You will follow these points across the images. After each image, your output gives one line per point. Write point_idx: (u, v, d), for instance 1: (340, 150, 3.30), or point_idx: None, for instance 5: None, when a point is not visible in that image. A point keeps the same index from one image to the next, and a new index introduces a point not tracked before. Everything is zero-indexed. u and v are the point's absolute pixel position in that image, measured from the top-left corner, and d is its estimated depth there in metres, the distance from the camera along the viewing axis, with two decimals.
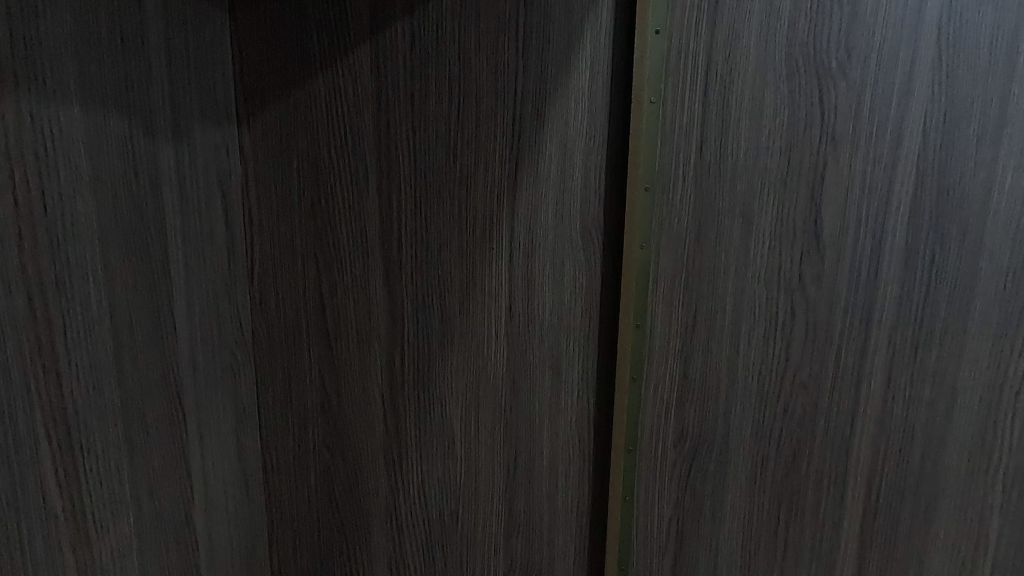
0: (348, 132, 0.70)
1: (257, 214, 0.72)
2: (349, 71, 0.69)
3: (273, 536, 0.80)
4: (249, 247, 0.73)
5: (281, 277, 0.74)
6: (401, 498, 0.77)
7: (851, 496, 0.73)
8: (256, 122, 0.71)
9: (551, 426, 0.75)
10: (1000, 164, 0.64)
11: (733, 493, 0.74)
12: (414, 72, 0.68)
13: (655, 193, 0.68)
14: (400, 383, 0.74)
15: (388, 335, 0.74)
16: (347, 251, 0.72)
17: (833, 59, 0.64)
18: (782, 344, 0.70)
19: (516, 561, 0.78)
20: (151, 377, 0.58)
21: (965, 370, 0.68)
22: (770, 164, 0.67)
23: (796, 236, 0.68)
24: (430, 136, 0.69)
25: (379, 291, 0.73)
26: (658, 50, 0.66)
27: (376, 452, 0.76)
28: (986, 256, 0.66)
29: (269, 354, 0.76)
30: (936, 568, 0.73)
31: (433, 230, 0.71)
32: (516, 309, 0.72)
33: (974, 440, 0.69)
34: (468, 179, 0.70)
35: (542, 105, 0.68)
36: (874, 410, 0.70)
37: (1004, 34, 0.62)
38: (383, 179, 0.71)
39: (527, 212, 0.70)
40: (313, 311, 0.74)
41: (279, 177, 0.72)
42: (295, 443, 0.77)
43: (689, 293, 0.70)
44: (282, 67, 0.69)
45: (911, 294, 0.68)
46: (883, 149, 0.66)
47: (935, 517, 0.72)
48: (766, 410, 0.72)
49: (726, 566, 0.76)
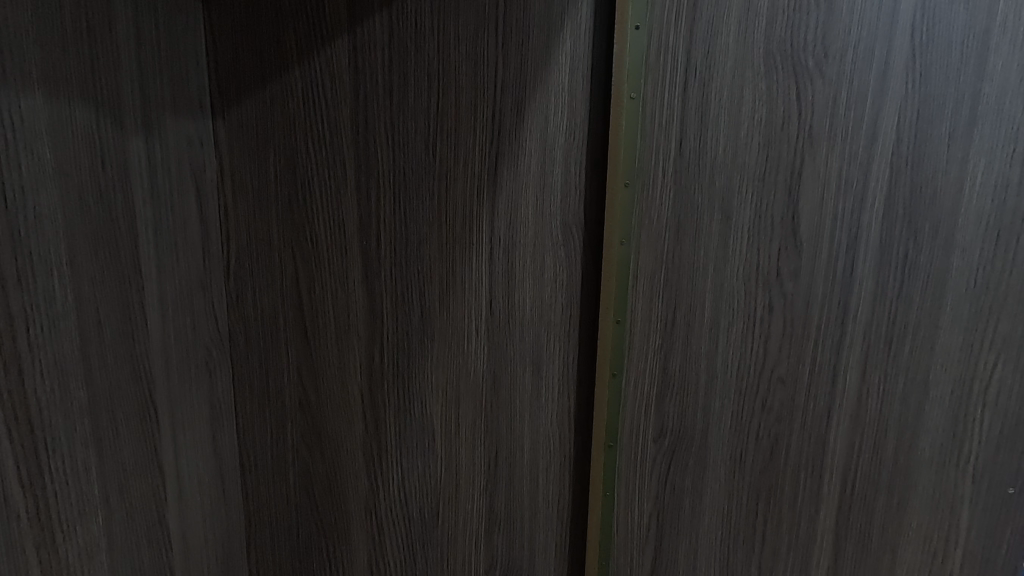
0: (326, 126, 0.69)
1: (233, 209, 0.71)
2: (326, 63, 0.68)
3: (251, 535, 0.79)
4: (225, 242, 0.72)
5: (259, 274, 0.73)
6: (381, 496, 0.76)
7: (827, 488, 0.74)
8: (231, 115, 0.70)
9: (532, 423, 0.75)
10: (971, 162, 0.65)
11: (712, 488, 0.75)
12: (393, 66, 0.68)
13: (635, 190, 0.68)
14: (380, 380, 0.74)
15: (368, 331, 0.73)
16: (325, 246, 0.71)
17: (809, 57, 0.65)
18: (760, 340, 0.71)
19: (497, 558, 0.78)
20: (121, 374, 0.56)
21: (937, 364, 0.69)
22: (748, 161, 0.67)
23: (773, 232, 0.69)
24: (409, 130, 0.69)
25: (358, 287, 0.72)
26: (638, 46, 0.66)
27: (356, 449, 0.75)
28: (958, 252, 0.67)
29: (247, 351, 0.75)
30: (908, 559, 0.74)
31: (413, 225, 0.71)
32: (496, 305, 0.72)
33: (945, 433, 0.71)
34: (448, 174, 0.70)
35: (522, 100, 0.68)
36: (849, 404, 0.72)
37: (975, 33, 0.63)
38: (362, 173, 0.70)
39: (508, 208, 0.70)
40: (291, 307, 0.73)
41: (256, 171, 0.70)
42: (273, 442, 0.76)
43: (669, 289, 0.71)
44: (258, 59, 0.68)
45: (885, 290, 0.69)
46: (859, 146, 0.66)
47: (908, 509, 0.73)
48: (744, 404, 0.72)
49: (704, 560, 0.77)
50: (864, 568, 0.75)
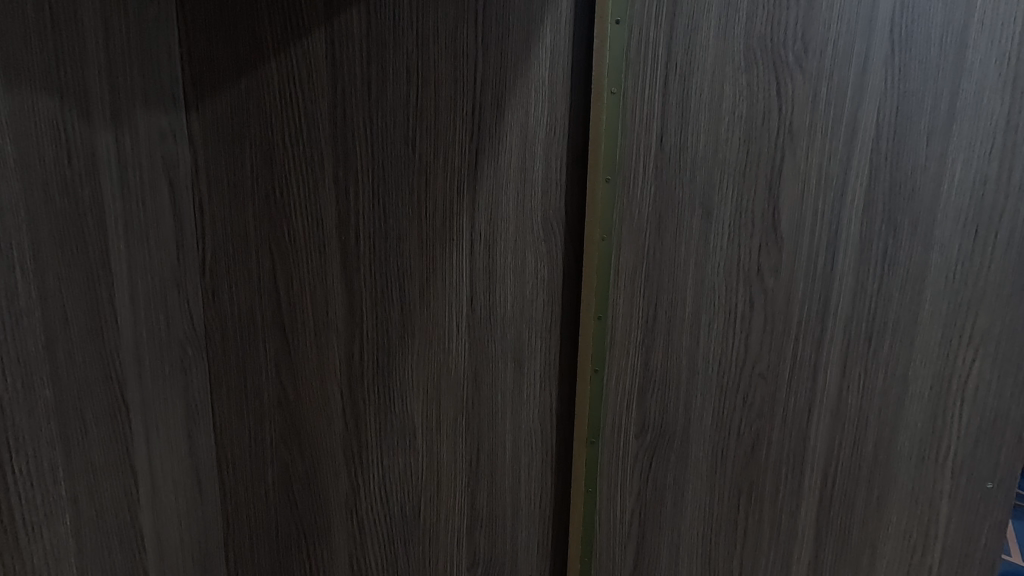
0: (303, 121, 0.68)
1: (209, 204, 0.70)
2: (303, 56, 0.67)
3: (229, 536, 0.78)
4: (201, 238, 0.71)
5: (236, 270, 0.71)
6: (361, 494, 0.76)
7: (808, 484, 0.74)
8: (206, 108, 0.68)
9: (514, 419, 0.74)
10: (949, 159, 0.65)
11: (694, 484, 0.75)
12: (371, 59, 0.67)
13: (616, 185, 0.68)
14: (360, 377, 0.73)
15: (347, 328, 0.72)
16: (303, 242, 0.70)
17: (789, 53, 0.65)
18: (741, 336, 0.71)
19: (480, 556, 0.78)
20: (89, 372, 0.55)
21: (917, 359, 0.69)
22: (728, 156, 0.67)
23: (754, 227, 0.69)
24: (388, 125, 0.68)
25: (337, 283, 0.71)
26: (618, 40, 0.65)
27: (336, 448, 0.75)
28: (937, 248, 0.67)
29: (224, 348, 0.73)
30: (888, 554, 0.75)
31: (392, 221, 0.70)
32: (477, 301, 0.72)
33: (924, 428, 0.71)
34: (428, 169, 0.69)
35: (503, 95, 0.68)
36: (830, 400, 0.72)
37: (954, 29, 0.63)
38: (340, 168, 0.69)
39: (488, 203, 0.70)
40: (269, 304, 0.72)
41: (232, 166, 0.69)
42: (252, 440, 0.75)
43: (650, 284, 0.70)
44: (233, 51, 0.67)
45: (865, 285, 0.69)
46: (838, 141, 0.66)
47: (887, 504, 0.73)
48: (726, 401, 0.72)
49: (686, 555, 0.77)
50: (844, 564, 0.76)
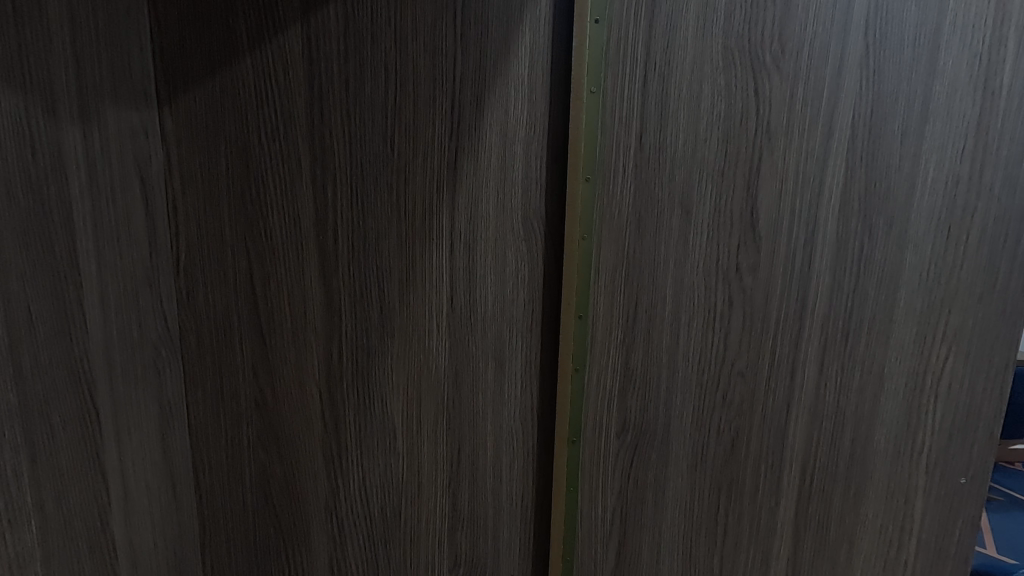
0: (279, 118, 0.67)
1: (183, 202, 0.69)
2: (279, 53, 0.65)
3: (205, 541, 0.76)
4: (174, 237, 0.69)
5: (211, 270, 0.70)
6: (341, 496, 0.75)
7: (787, 481, 0.75)
8: (179, 105, 0.67)
9: (495, 420, 0.74)
10: (924, 157, 0.68)
11: (675, 483, 0.75)
12: (348, 56, 0.66)
13: (596, 185, 0.68)
14: (339, 378, 0.72)
15: (325, 328, 0.71)
16: (280, 242, 0.69)
17: (767, 54, 0.65)
18: (720, 334, 0.71)
19: (461, 556, 0.77)
20: (56, 374, 0.54)
21: (892, 356, 0.72)
22: (708, 155, 0.68)
23: (734, 225, 0.69)
24: (366, 123, 0.67)
25: (315, 283, 0.70)
26: (598, 41, 0.65)
27: (315, 450, 0.73)
28: (911, 248, 0.70)
29: (200, 350, 0.72)
30: (865, 548, 0.78)
31: (371, 220, 0.69)
32: (457, 301, 0.71)
33: (900, 425, 0.74)
34: (407, 168, 0.68)
35: (482, 93, 0.67)
36: (808, 398, 0.73)
37: (927, 31, 0.65)
38: (318, 167, 0.68)
39: (468, 202, 0.69)
40: (246, 304, 0.71)
41: (206, 164, 0.68)
42: (228, 443, 0.74)
43: (630, 284, 0.70)
44: (207, 47, 0.65)
45: (841, 285, 0.71)
46: (816, 141, 0.67)
47: (865, 500, 0.76)
48: (706, 399, 0.73)
49: (668, 554, 0.77)
50: (821, 559, 0.78)
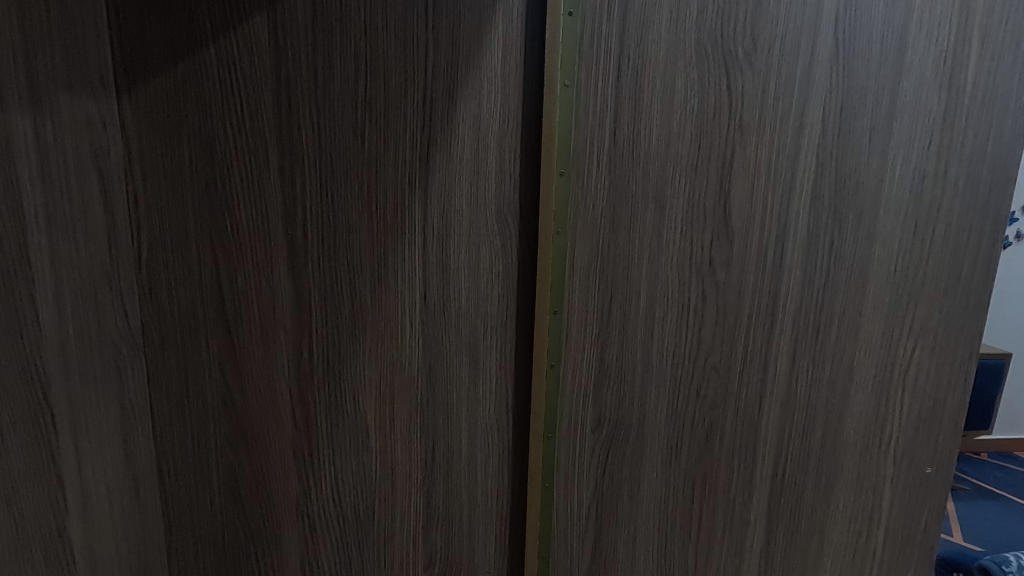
0: (245, 109, 0.64)
1: (144, 196, 0.65)
2: (244, 42, 0.63)
3: (171, 547, 0.73)
4: (135, 232, 0.66)
5: (174, 266, 0.67)
6: (312, 496, 0.73)
7: (760, 473, 0.77)
8: (138, 94, 0.63)
9: (470, 416, 0.74)
10: (890, 154, 0.70)
11: (651, 477, 0.75)
12: (317, 45, 0.64)
13: (570, 179, 0.67)
14: (309, 376, 0.70)
15: (295, 325, 0.69)
16: (247, 236, 0.67)
17: (739, 48, 0.66)
18: (694, 329, 0.72)
19: (436, 555, 0.77)
20: (5, 373, 0.52)
21: (861, 349, 0.74)
22: (681, 150, 0.68)
23: (707, 220, 0.69)
24: (336, 115, 0.66)
25: (284, 278, 0.68)
26: (572, 33, 0.64)
27: (285, 449, 0.72)
28: (879, 242, 0.72)
29: (163, 349, 0.69)
30: (835, 537, 0.80)
31: (341, 214, 0.67)
32: (431, 297, 0.70)
33: (870, 416, 0.77)
34: (378, 161, 0.67)
35: (454, 86, 0.66)
36: (780, 391, 0.75)
37: (893, 29, 0.66)
38: (286, 159, 0.66)
39: (441, 196, 0.68)
40: (211, 301, 0.68)
41: (169, 156, 0.65)
42: (194, 444, 0.71)
43: (606, 279, 0.70)
44: (168, 34, 0.62)
45: (812, 280, 0.72)
46: (788, 136, 0.68)
47: (834, 491, 0.78)
48: (680, 393, 0.73)
49: (644, 548, 0.77)
50: (793, 550, 0.79)
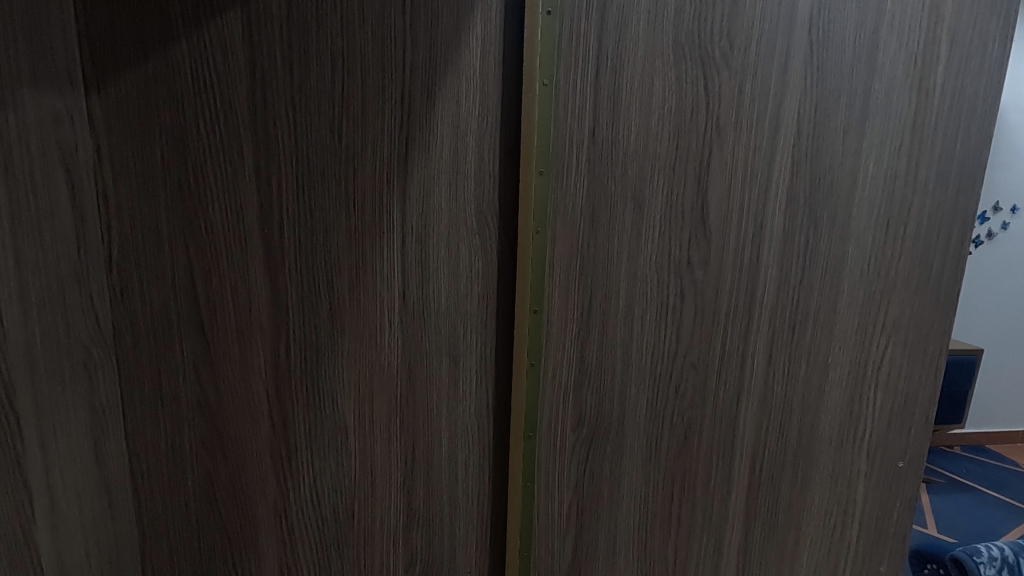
0: (219, 106, 0.63)
1: (115, 194, 0.64)
2: (217, 37, 0.62)
3: (144, 555, 0.71)
4: (105, 231, 0.64)
5: (147, 265, 0.65)
6: (291, 498, 0.72)
7: (738, 470, 0.78)
8: (108, 90, 0.62)
9: (450, 416, 0.73)
10: (863, 154, 0.71)
11: (631, 475, 0.76)
12: (292, 42, 0.63)
13: (550, 178, 0.67)
14: (287, 377, 0.70)
15: (272, 325, 0.68)
16: (222, 235, 0.66)
17: (716, 49, 0.66)
18: (673, 327, 0.72)
19: (417, 556, 0.76)
20: None
21: (836, 346, 0.76)
22: (659, 150, 0.68)
23: (685, 219, 0.70)
24: (312, 113, 0.65)
25: (260, 278, 0.67)
26: (551, 32, 0.64)
27: (263, 451, 0.71)
28: (853, 241, 0.73)
29: (135, 351, 0.67)
30: (811, 531, 0.81)
31: (319, 213, 0.67)
32: (410, 296, 0.70)
33: (844, 412, 0.78)
34: (356, 160, 0.66)
35: (432, 84, 0.66)
36: (757, 389, 0.76)
37: (866, 32, 0.68)
38: (261, 157, 0.65)
39: (419, 194, 0.68)
40: (185, 301, 0.67)
41: (140, 153, 0.63)
42: (168, 447, 0.69)
43: (585, 278, 0.70)
44: (139, 29, 0.61)
45: (788, 278, 0.73)
46: (763, 136, 0.69)
47: (811, 485, 0.80)
48: (659, 391, 0.74)
49: (624, 546, 0.78)
50: (770, 545, 0.81)
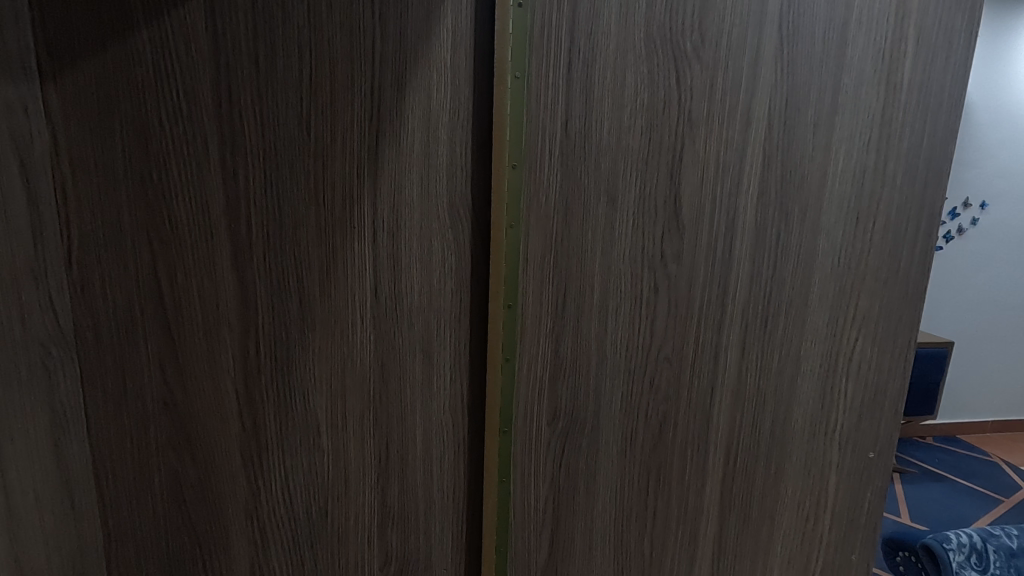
0: (182, 97, 0.61)
1: (73, 188, 0.61)
2: (179, 26, 0.60)
3: (110, 561, 0.69)
4: (64, 227, 0.62)
5: (109, 262, 0.63)
6: (263, 498, 0.71)
7: (712, 463, 0.78)
8: (65, 80, 0.59)
9: (425, 412, 0.73)
10: (834, 149, 0.72)
11: (607, 469, 0.76)
12: (257, 32, 0.61)
13: (522, 172, 0.67)
14: (257, 375, 0.68)
15: (241, 323, 0.67)
16: (188, 230, 0.64)
17: (688, 43, 0.66)
18: (647, 321, 0.73)
19: (392, 555, 0.75)
20: None
21: (807, 338, 0.77)
22: (632, 143, 0.68)
23: (658, 213, 0.70)
24: (279, 104, 0.63)
25: (227, 274, 0.66)
26: (521, 23, 0.63)
27: (233, 451, 0.69)
28: (824, 235, 0.74)
29: (98, 351, 0.65)
30: (784, 522, 0.82)
31: (287, 208, 0.65)
32: (382, 291, 0.69)
33: (816, 403, 0.79)
34: (325, 153, 0.65)
35: (403, 76, 0.65)
36: (731, 382, 0.76)
37: (835, 27, 0.68)
38: (227, 151, 0.63)
39: (391, 189, 0.67)
40: (150, 299, 0.65)
41: (100, 146, 0.61)
42: (133, 449, 0.67)
43: (560, 272, 0.70)
44: (96, 17, 0.59)
45: (760, 272, 0.73)
46: (735, 130, 0.69)
47: (784, 477, 0.81)
48: (634, 384, 0.74)
49: (601, 540, 0.78)
50: (744, 537, 0.81)
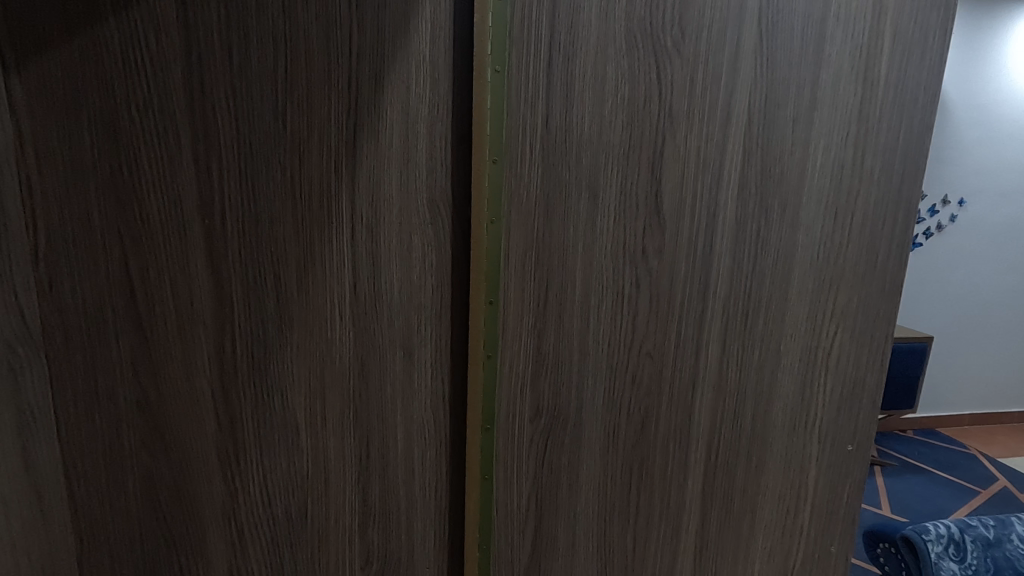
0: (153, 89, 0.60)
1: (40, 184, 0.60)
2: (149, 17, 0.59)
3: (82, 565, 0.67)
4: (30, 223, 0.60)
5: (78, 259, 0.62)
6: (240, 499, 0.70)
7: (694, 457, 0.78)
8: (29, 71, 0.58)
9: (406, 410, 0.72)
10: (812, 144, 0.72)
11: (589, 465, 0.76)
12: (230, 23, 0.60)
13: (503, 167, 0.66)
14: (233, 374, 0.67)
15: (216, 320, 0.65)
16: (160, 226, 0.63)
17: (668, 37, 0.66)
18: (628, 316, 0.72)
19: (374, 554, 0.75)
20: None
21: (787, 332, 0.77)
22: (613, 138, 0.68)
23: (639, 208, 0.70)
24: (254, 97, 0.62)
25: (201, 271, 0.64)
26: (501, 16, 0.62)
27: (208, 452, 0.68)
28: (803, 230, 0.74)
29: (67, 350, 0.63)
30: (765, 515, 0.83)
31: (263, 203, 0.64)
32: (361, 288, 0.68)
33: (796, 397, 0.80)
34: (301, 146, 0.64)
35: (381, 69, 0.64)
36: (712, 376, 0.76)
37: (813, 22, 0.68)
38: (200, 144, 0.62)
39: (369, 184, 0.66)
40: (121, 296, 0.63)
41: (67, 140, 0.59)
42: (105, 450, 0.66)
43: (541, 268, 0.69)
44: (61, 7, 0.57)
45: (741, 267, 0.74)
46: (715, 125, 0.69)
47: (765, 470, 0.81)
48: (616, 380, 0.74)
49: (583, 536, 0.78)
50: (726, 531, 0.82)
